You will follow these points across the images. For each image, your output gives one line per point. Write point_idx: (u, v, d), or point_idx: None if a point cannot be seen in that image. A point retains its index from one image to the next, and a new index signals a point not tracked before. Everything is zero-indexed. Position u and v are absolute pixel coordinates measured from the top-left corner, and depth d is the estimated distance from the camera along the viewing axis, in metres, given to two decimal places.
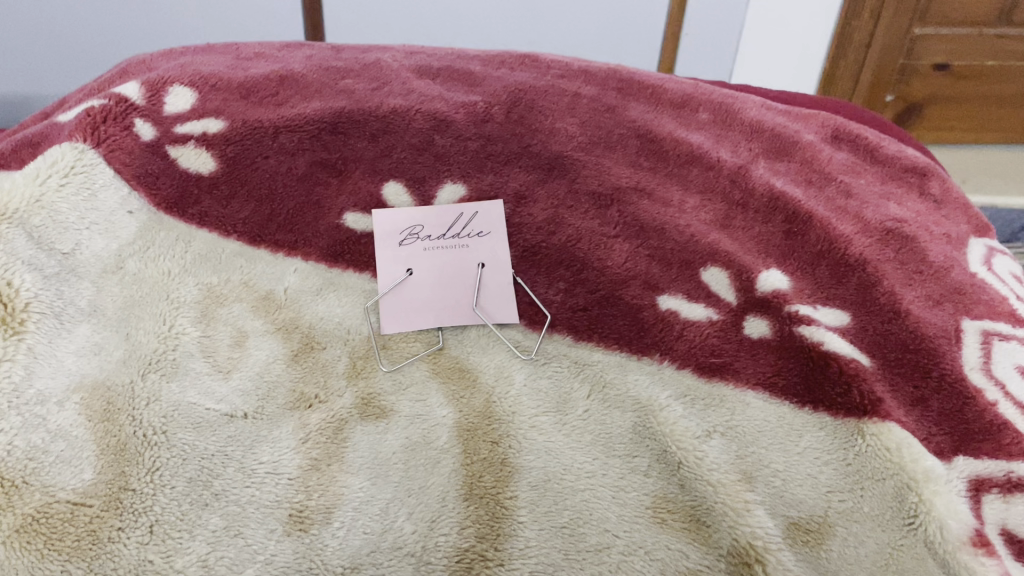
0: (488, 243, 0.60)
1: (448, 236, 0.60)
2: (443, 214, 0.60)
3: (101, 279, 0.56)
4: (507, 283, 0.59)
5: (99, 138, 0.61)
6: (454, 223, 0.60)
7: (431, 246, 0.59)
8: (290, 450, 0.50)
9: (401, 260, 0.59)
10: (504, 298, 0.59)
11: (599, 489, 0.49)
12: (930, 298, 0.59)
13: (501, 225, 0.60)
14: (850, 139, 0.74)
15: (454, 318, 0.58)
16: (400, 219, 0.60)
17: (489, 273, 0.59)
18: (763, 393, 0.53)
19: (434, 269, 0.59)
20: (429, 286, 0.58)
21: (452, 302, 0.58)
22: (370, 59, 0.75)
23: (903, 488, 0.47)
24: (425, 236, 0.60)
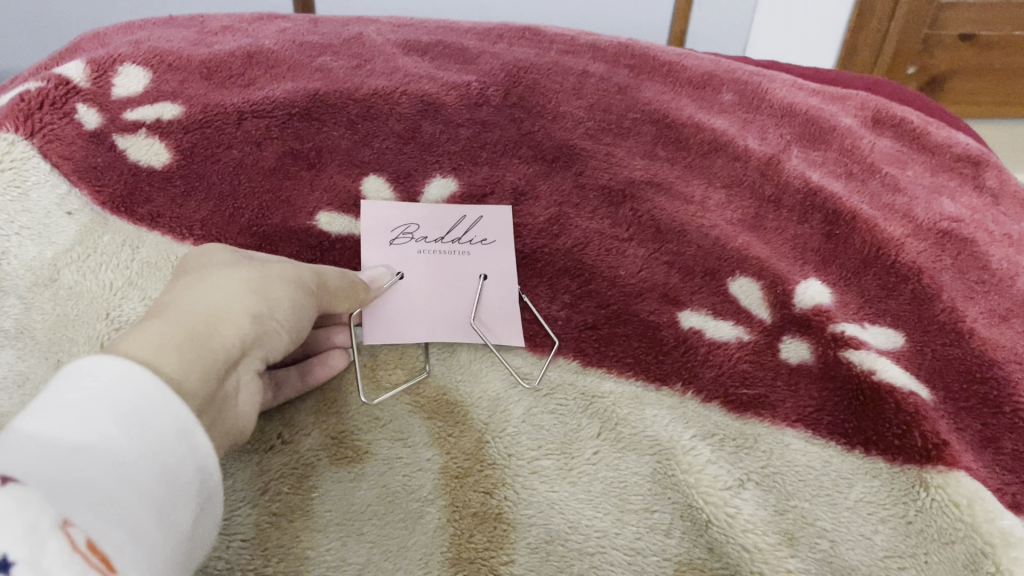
0: (493, 252, 0.52)
1: (448, 237, 0.52)
2: (444, 215, 0.52)
3: (31, 294, 0.48)
4: (515, 300, 0.50)
5: (33, 128, 0.52)
6: (457, 226, 0.52)
7: (428, 249, 0.51)
8: (244, 505, 0.42)
9: (392, 261, 0.50)
10: (511, 317, 0.50)
11: (613, 553, 0.41)
12: (995, 313, 0.50)
13: (510, 234, 0.52)
14: (893, 123, 0.65)
15: (446, 337, 0.49)
16: (394, 215, 0.52)
17: (492, 286, 0.51)
18: (804, 432, 0.45)
19: (428, 274, 0.50)
20: (422, 294, 0.50)
21: (448, 314, 0.49)
22: (351, 33, 0.66)
23: (975, 556, 0.40)
24: (421, 237, 0.51)
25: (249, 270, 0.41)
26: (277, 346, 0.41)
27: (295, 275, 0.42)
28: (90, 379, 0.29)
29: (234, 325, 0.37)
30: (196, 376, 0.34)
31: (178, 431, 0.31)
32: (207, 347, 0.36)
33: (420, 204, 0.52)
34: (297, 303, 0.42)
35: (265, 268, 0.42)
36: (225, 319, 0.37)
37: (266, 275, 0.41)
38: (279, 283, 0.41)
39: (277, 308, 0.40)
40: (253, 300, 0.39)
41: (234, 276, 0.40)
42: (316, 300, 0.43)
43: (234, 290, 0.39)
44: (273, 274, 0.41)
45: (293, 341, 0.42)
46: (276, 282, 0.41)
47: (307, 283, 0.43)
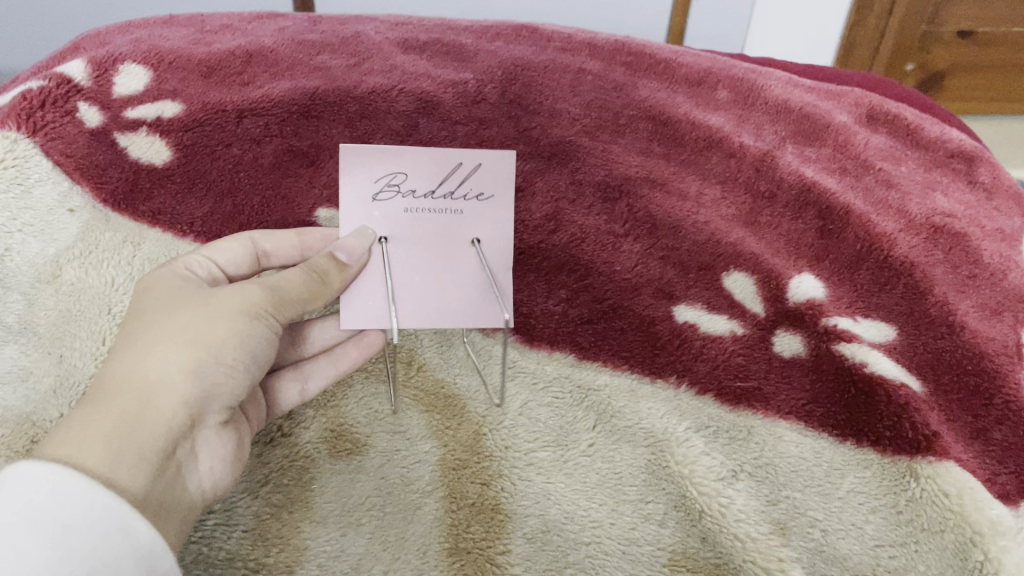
0: (489, 210, 0.45)
1: (439, 192, 0.43)
2: (437, 162, 0.43)
3: (34, 290, 0.49)
4: (508, 272, 0.46)
5: (35, 128, 0.52)
6: (450, 176, 0.43)
7: (414, 206, 0.43)
8: (245, 496, 0.42)
9: (375, 224, 0.43)
10: (503, 293, 0.46)
11: (608, 542, 0.42)
12: (986, 307, 0.51)
13: (510, 186, 0.45)
14: (887, 119, 0.65)
15: (435, 316, 0.45)
16: (377, 161, 0.42)
17: (486, 252, 0.45)
18: (798, 424, 0.46)
19: (417, 243, 0.44)
20: (409, 264, 0.44)
21: (434, 297, 0.45)
22: (350, 32, 0.67)
23: (965, 545, 0.40)
24: (408, 190, 0.43)
25: (188, 314, 0.40)
26: (238, 382, 0.41)
27: (244, 304, 0.41)
28: (23, 487, 0.31)
29: (172, 388, 0.38)
30: (133, 467, 0.35)
31: (116, 526, 0.32)
32: (146, 424, 0.36)
33: (409, 149, 0.42)
34: (248, 334, 0.41)
35: (207, 305, 0.41)
36: (161, 386, 0.37)
37: (208, 317, 0.40)
38: (222, 322, 0.40)
39: (222, 351, 0.40)
40: (191, 353, 0.39)
41: (171, 328, 0.39)
42: (273, 320, 0.42)
43: (170, 346, 0.38)
44: (217, 311, 0.40)
45: (257, 368, 0.42)
46: (220, 322, 0.40)
47: (259, 308, 0.42)
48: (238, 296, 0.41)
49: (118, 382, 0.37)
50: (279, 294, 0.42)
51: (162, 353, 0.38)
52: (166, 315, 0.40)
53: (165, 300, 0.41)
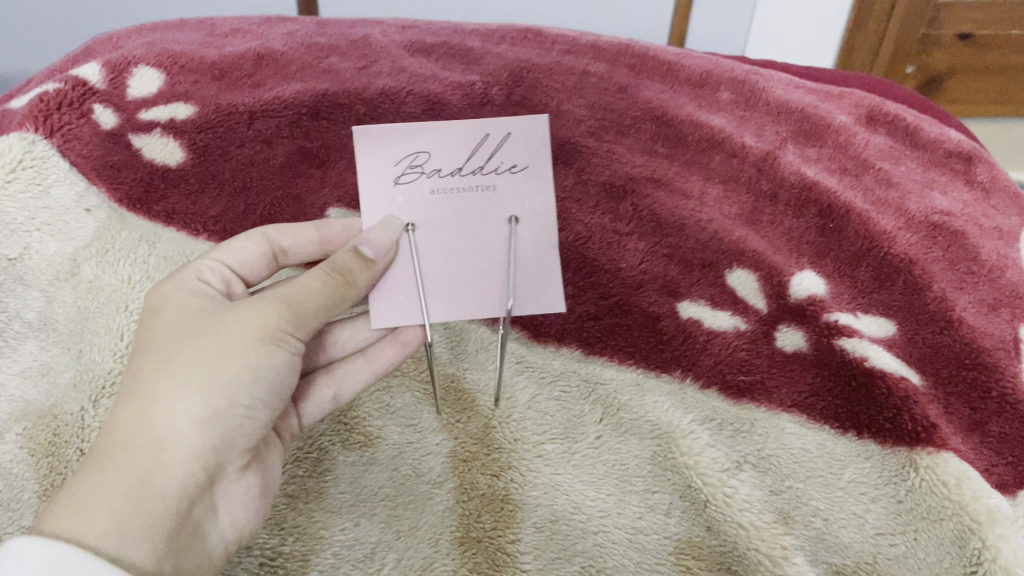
0: (524, 183, 0.43)
1: (467, 168, 0.42)
2: (461, 138, 0.42)
3: (52, 287, 0.50)
4: (552, 250, 0.44)
5: (52, 128, 0.54)
6: (478, 150, 0.42)
7: (441, 187, 0.42)
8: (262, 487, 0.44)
9: (400, 209, 0.42)
10: (548, 276, 0.44)
11: (615, 532, 0.43)
12: (983, 303, 0.52)
13: (544, 155, 0.43)
14: (887, 120, 0.66)
15: (471, 307, 0.44)
16: (397, 143, 0.42)
17: (525, 229, 0.43)
18: (800, 416, 0.47)
19: (446, 227, 0.43)
20: (439, 253, 0.43)
21: (471, 285, 0.44)
22: (358, 35, 0.68)
23: (963, 533, 0.42)
24: (433, 169, 0.42)
25: (199, 348, 0.38)
26: (254, 421, 0.40)
27: (257, 333, 0.39)
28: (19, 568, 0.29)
29: (182, 444, 0.37)
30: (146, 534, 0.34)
31: None
32: (156, 488, 0.35)
33: (428, 125, 0.42)
34: (263, 365, 0.40)
35: (218, 339, 0.39)
36: (171, 444, 0.36)
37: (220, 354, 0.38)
38: (232, 361, 0.39)
39: (235, 392, 0.39)
40: (200, 402, 0.37)
41: (179, 373, 0.38)
42: (289, 344, 0.41)
43: (177, 397, 0.37)
44: (228, 346, 0.39)
45: (274, 397, 0.41)
46: (232, 360, 0.39)
47: (276, 332, 0.40)
48: (252, 322, 0.40)
49: (125, 440, 0.36)
50: (299, 306, 0.41)
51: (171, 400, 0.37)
52: (174, 354, 0.38)
53: (172, 334, 0.39)
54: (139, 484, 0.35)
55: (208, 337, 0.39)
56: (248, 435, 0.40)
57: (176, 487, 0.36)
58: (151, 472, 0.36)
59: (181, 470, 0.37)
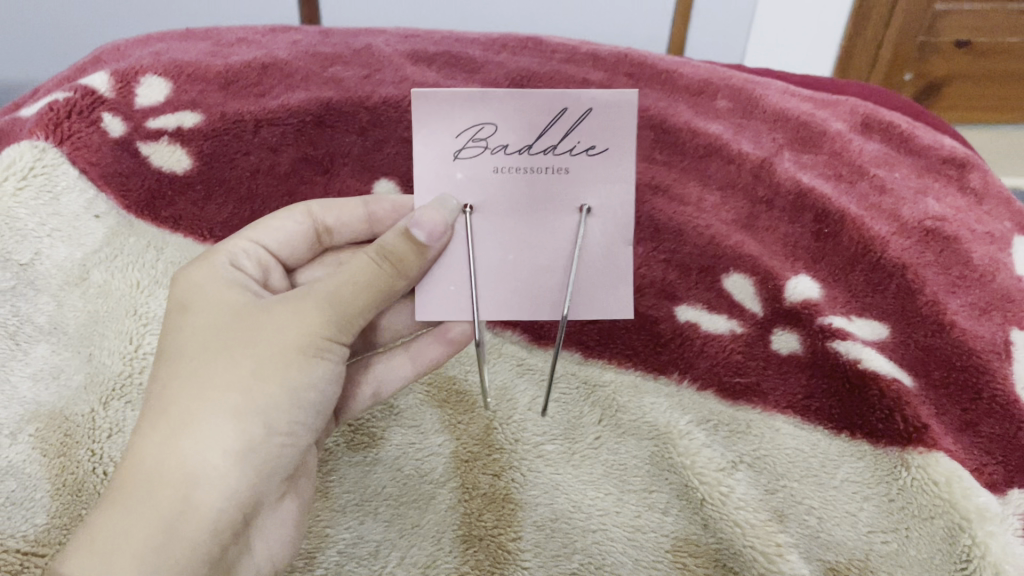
0: (602, 168, 0.37)
1: (539, 146, 0.36)
2: (533, 109, 0.35)
3: (62, 292, 0.51)
4: (624, 246, 0.38)
5: (62, 136, 0.55)
6: (551, 125, 0.36)
7: (506, 165, 0.36)
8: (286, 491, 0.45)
9: (457, 187, 0.37)
10: (616, 277, 0.39)
11: (614, 530, 0.44)
12: (975, 307, 0.53)
13: (630, 134, 0.36)
14: (881, 127, 0.68)
15: (529, 306, 0.39)
16: (458, 111, 0.35)
17: (597, 221, 0.38)
18: (794, 417, 0.48)
19: (508, 210, 0.37)
20: (495, 242, 0.38)
21: (528, 282, 0.39)
22: (361, 44, 0.69)
23: (953, 530, 0.43)
24: (497, 145, 0.36)
25: (231, 365, 0.37)
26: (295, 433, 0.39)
27: (297, 348, 0.38)
28: None
29: (216, 479, 0.36)
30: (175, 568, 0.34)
31: None
32: (187, 528, 0.35)
33: (495, 92, 0.35)
34: (303, 383, 0.38)
35: (257, 356, 0.37)
36: (204, 479, 0.36)
37: (253, 372, 0.37)
38: (267, 379, 0.37)
39: (272, 417, 0.37)
40: (236, 432, 0.36)
41: (215, 396, 0.36)
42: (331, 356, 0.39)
43: (208, 423, 0.36)
44: (268, 363, 0.37)
45: (313, 415, 0.40)
46: (270, 382, 0.37)
47: (316, 341, 0.38)
48: (290, 332, 0.38)
49: (158, 471, 0.35)
50: (342, 305, 0.38)
51: (201, 426, 0.36)
52: (210, 370, 0.37)
53: (210, 345, 0.38)
54: (168, 525, 0.35)
55: (247, 350, 0.37)
56: (288, 451, 0.39)
57: (208, 525, 0.36)
58: (183, 511, 0.35)
59: (215, 507, 0.36)
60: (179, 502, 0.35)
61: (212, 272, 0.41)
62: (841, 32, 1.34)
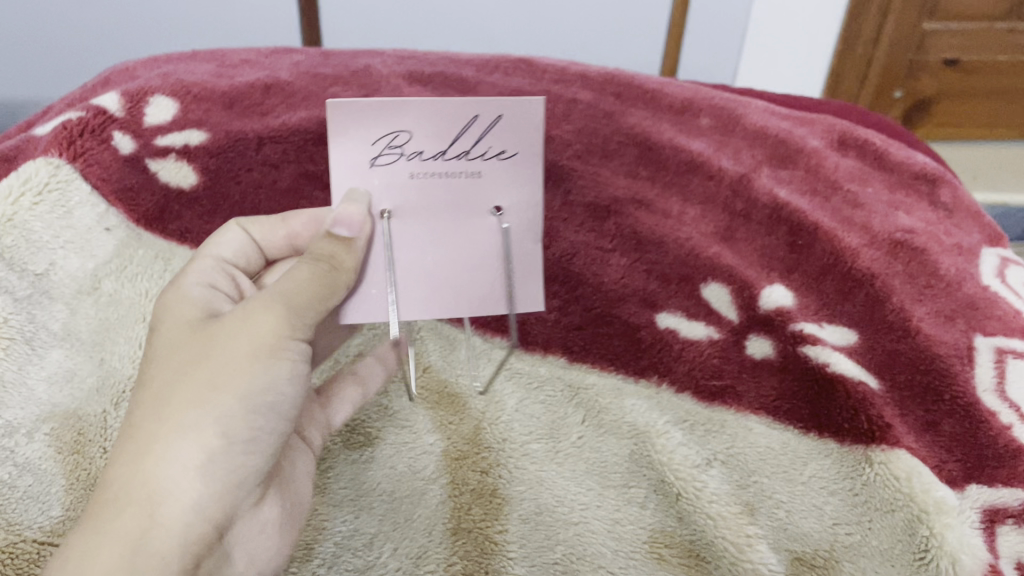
0: (510, 170, 0.44)
1: (452, 152, 0.42)
2: (447, 121, 0.41)
3: (75, 301, 0.53)
4: (531, 241, 0.46)
5: (75, 153, 0.57)
6: (464, 134, 0.42)
7: (422, 171, 0.43)
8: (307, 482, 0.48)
9: (377, 193, 0.43)
10: (527, 272, 0.47)
11: (594, 522, 0.49)
12: (940, 314, 0.55)
13: (534, 139, 0.43)
14: (857, 144, 0.71)
15: (455, 303, 0.47)
16: (378, 121, 0.41)
17: (509, 219, 0.45)
18: (766, 418, 0.51)
19: (432, 217, 0.44)
20: (419, 246, 0.45)
21: (453, 283, 0.46)
22: (360, 65, 0.72)
23: (912, 522, 0.46)
24: (414, 152, 0.42)
25: (191, 382, 0.40)
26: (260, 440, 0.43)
27: (248, 358, 0.41)
28: None
29: (184, 491, 0.39)
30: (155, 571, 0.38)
31: None
32: (156, 542, 0.38)
33: (410, 103, 0.41)
34: (256, 389, 0.42)
35: (211, 370, 0.41)
36: (169, 493, 0.39)
37: (212, 386, 0.40)
38: (225, 390, 0.41)
39: (235, 427, 0.41)
40: (198, 445, 0.40)
41: (176, 411, 0.40)
42: (285, 359, 0.43)
43: (173, 438, 0.39)
44: (224, 375, 0.41)
45: (274, 418, 0.43)
46: (225, 392, 0.41)
47: (272, 346, 0.42)
48: (247, 345, 0.41)
49: (130, 491, 0.38)
50: (294, 311, 0.42)
51: (168, 442, 0.39)
52: (170, 385, 0.40)
53: (170, 364, 0.41)
54: (144, 533, 0.38)
55: (204, 367, 0.41)
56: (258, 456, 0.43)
57: (177, 539, 0.39)
58: (150, 528, 0.38)
59: (181, 519, 0.39)
60: (149, 516, 0.38)
61: (173, 299, 0.45)
62: (831, 52, 1.38)
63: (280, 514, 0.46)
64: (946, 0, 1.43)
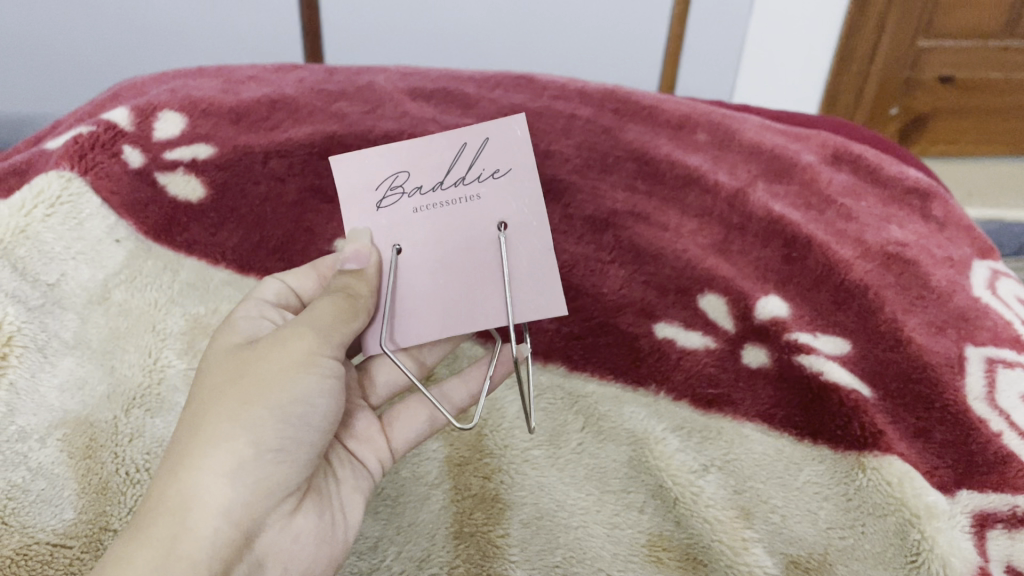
0: (508, 188, 0.45)
1: (449, 181, 0.44)
2: (438, 153, 0.44)
3: (86, 310, 0.55)
4: (543, 253, 0.45)
5: (86, 166, 0.59)
6: (457, 162, 0.44)
7: (425, 205, 0.45)
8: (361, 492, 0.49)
9: (384, 231, 0.45)
10: (541, 275, 0.46)
11: (593, 527, 0.51)
12: (931, 325, 0.57)
13: (525, 153, 0.44)
14: (851, 159, 0.72)
15: (470, 320, 0.46)
16: (377, 166, 0.45)
17: (515, 235, 0.45)
18: (762, 425, 0.52)
19: (433, 247, 0.45)
20: (426, 274, 0.46)
21: (467, 301, 0.46)
22: (364, 81, 0.74)
23: (903, 526, 0.48)
24: (414, 188, 0.45)
25: (223, 399, 0.42)
26: (292, 454, 0.44)
27: (278, 373, 0.43)
28: None
29: (216, 498, 0.40)
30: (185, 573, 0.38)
31: None
32: (187, 546, 0.38)
33: (402, 146, 0.44)
34: (288, 399, 0.43)
35: (243, 385, 0.42)
36: (199, 499, 0.39)
37: (242, 400, 0.42)
38: (255, 402, 0.42)
39: (266, 438, 0.42)
40: (227, 453, 0.41)
41: (208, 425, 0.41)
42: (314, 373, 0.44)
43: (205, 449, 0.40)
44: (253, 390, 0.42)
45: (304, 431, 0.44)
46: (256, 404, 0.42)
47: (300, 362, 0.44)
48: (276, 363, 0.43)
49: (162, 499, 0.39)
50: (320, 331, 0.44)
51: (200, 452, 0.40)
52: (204, 404, 0.42)
53: (205, 387, 0.43)
54: (174, 537, 0.38)
55: (235, 383, 0.42)
56: (291, 470, 0.44)
57: (208, 544, 0.39)
58: (180, 532, 0.38)
59: (212, 525, 0.39)
60: (180, 521, 0.39)
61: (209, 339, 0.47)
62: (826, 69, 1.40)
63: (317, 528, 0.45)
64: (940, 19, 1.44)
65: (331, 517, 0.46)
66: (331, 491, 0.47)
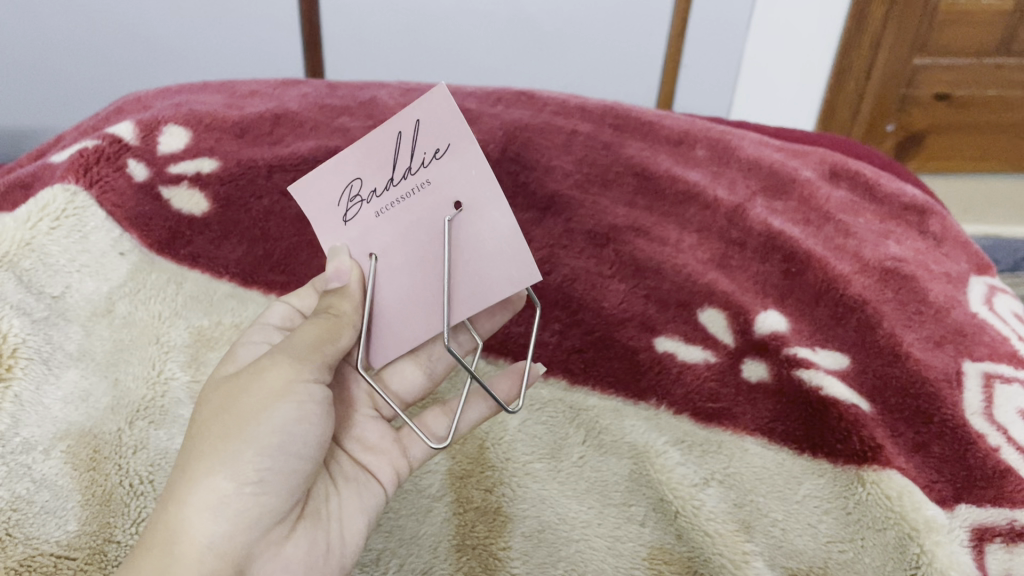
0: (454, 163, 0.41)
1: (397, 175, 0.42)
2: (380, 149, 0.42)
3: (90, 322, 0.55)
4: (507, 221, 0.42)
5: (92, 180, 0.60)
6: (399, 153, 0.42)
7: (384, 207, 0.44)
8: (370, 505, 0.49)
9: (358, 242, 0.45)
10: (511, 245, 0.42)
11: (595, 540, 0.50)
12: (930, 340, 0.57)
13: (457, 124, 0.40)
14: (848, 175, 0.73)
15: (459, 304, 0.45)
16: (331, 180, 0.44)
17: (473, 213, 0.42)
18: (762, 439, 0.52)
19: (405, 243, 0.44)
20: (407, 274, 0.45)
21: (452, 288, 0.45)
22: (366, 97, 0.74)
23: (903, 540, 0.48)
24: (369, 192, 0.43)
25: (203, 437, 0.42)
26: (278, 483, 0.43)
27: (255, 404, 0.43)
28: None
29: (201, 533, 0.40)
30: None
31: None
32: None
33: (347, 153, 0.43)
34: (266, 428, 0.43)
35: (222, 421, 0.42)
36: (183, 536, 0.40)
37: (220, 436, 0.42)
38: (232, 436, 0.42)
39: (247, 469, 0.42)
40: (208, 488, 0.41)
41: (193, 462, 0.42)
42: (294, 398, 0.44)
43: (186, 488, 0.41)
44: (231, 424, 0.42)
45: (290, 459, 0.44)
46: (233, 438, 0.42)
47: (276, 390, 0.43)
48: (253, 395, 0.43)
49: (150, 541, 0.40)
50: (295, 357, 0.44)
51: (182, 492, 0.41)
52: (189, 442, 0.43)
53: (189, 429, 0.44)
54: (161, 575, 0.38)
55: (214, 420, 0.43)
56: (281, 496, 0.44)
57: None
58: (169, 566, 0.39)
59: (198, 559, 0.39)
60: (165, 558, 0.39)
61: None
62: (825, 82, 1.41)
63: (314, 551, 0.45)
64: (936, 37, 1.46)
65: (330, 534, 0.46)
66: (329, 511, 0.47)
